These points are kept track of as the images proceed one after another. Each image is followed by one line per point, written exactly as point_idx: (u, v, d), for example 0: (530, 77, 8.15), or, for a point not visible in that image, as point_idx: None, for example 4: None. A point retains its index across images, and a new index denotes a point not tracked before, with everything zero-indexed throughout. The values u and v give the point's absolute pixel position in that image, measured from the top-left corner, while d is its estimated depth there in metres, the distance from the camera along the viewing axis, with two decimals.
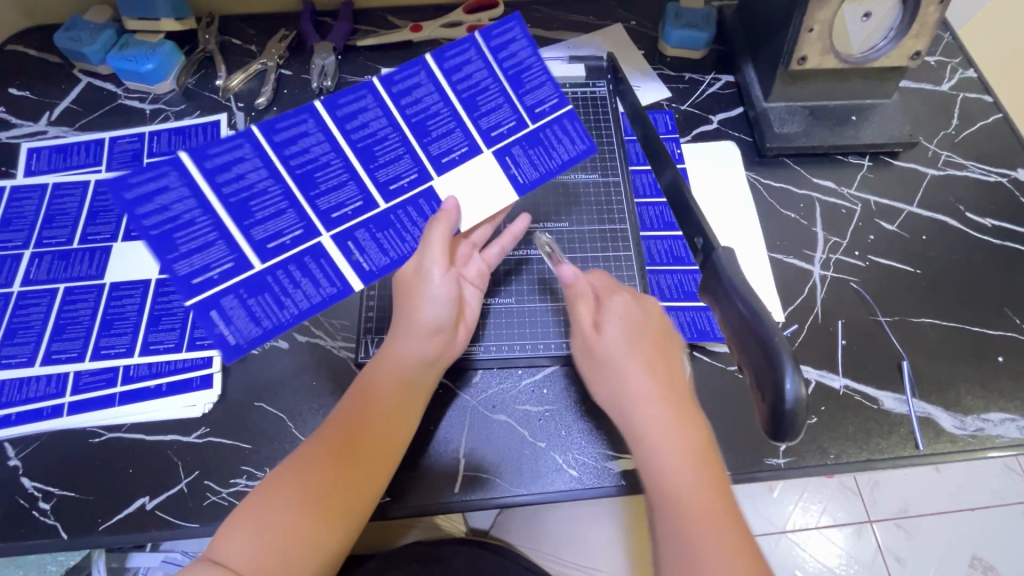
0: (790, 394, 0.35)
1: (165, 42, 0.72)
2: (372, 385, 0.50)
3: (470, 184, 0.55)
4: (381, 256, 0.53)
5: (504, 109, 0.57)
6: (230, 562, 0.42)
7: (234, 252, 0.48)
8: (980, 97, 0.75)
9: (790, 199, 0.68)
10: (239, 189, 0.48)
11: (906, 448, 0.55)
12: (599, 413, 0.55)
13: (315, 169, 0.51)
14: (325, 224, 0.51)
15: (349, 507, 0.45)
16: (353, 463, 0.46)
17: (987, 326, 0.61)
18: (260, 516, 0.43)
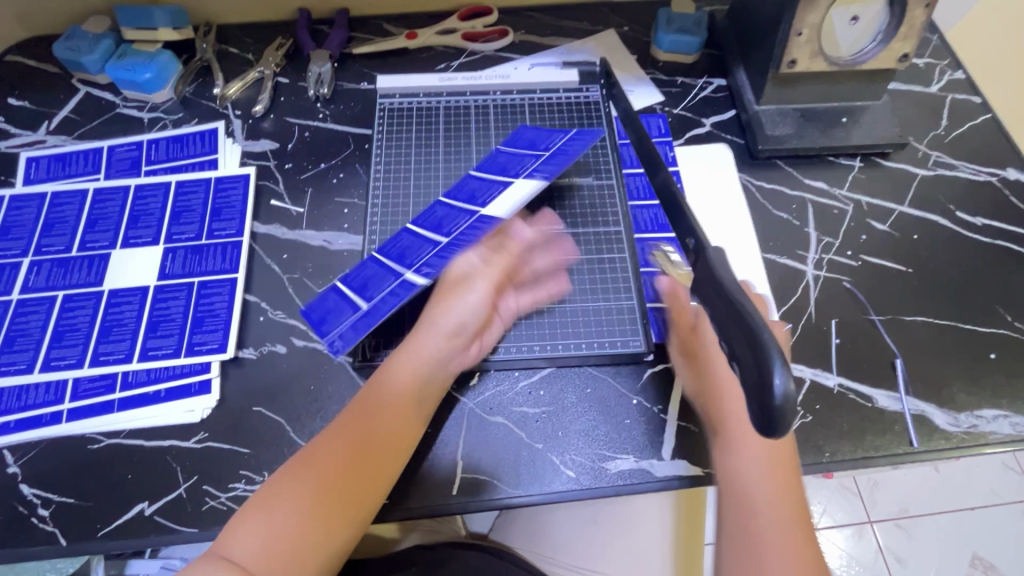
0: (779, 389, 0.34)
1: (163, 52, 0.73)
2: (383, 389, 0.51)
3: (511, 199, 0.58)
4: (440, 265, 0.54)
5: (525, 159, 0.63)
6: (237, 558, 0.43)
7: (352, 308, 0.54)
8: (969, 98, 0.76)
9: (782, 200, 0.69)
10: (357, 279, 0.57)
11: (901, 446, 0.55)
12: (595, 414, 0.56)
13: (405, 249, 0.59)
14: (412, 267, 0.55)
15: (356, 501, 0.46)
16: (360, 467, 0.47)
17: (979, 323, 0.61)
18: (271, 512, 0.44)
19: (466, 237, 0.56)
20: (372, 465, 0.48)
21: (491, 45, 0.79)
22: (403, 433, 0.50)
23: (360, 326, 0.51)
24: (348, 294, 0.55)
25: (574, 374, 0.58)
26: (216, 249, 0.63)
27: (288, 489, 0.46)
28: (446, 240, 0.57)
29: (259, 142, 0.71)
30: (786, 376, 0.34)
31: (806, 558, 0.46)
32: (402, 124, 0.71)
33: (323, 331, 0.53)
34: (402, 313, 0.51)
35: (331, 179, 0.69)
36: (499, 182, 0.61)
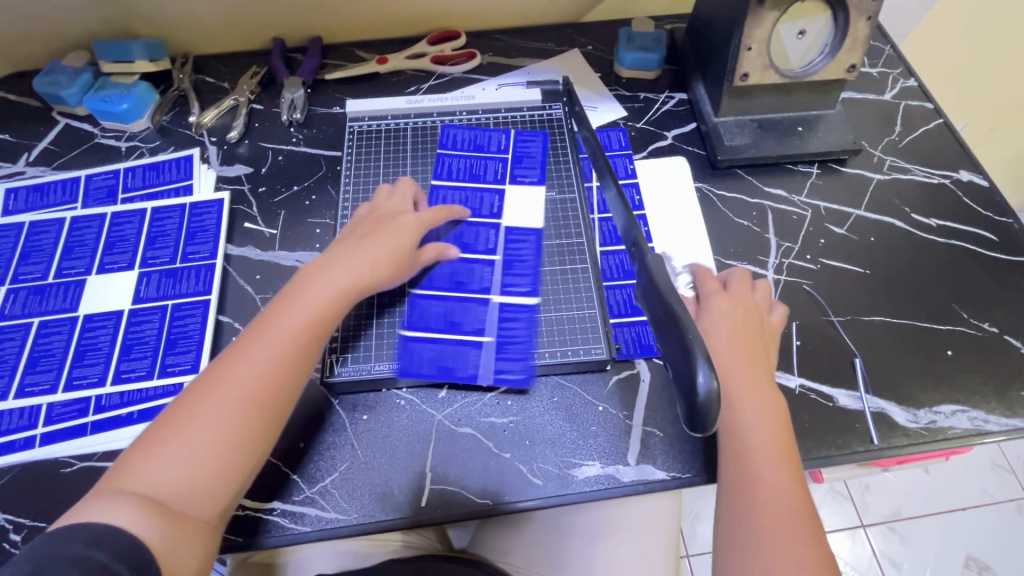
0: (703, 384, 0.41)
1: (140, 83, 0.76)
2: (281, 305, 0.51)
3: (526, 208, 0.67)
4: (524, 279, 0.63)
5: (492, 163, 0.71)
6: (149, 487, 0.42)
7: (475, 345, 0.59)
8: (921, 104, 0.79)
9: (743, 208, 0.71)
10: (441, 320, 0.60)
11: (861, 444, 0.56)
12: (562, 423, 0.57)
13: (454, 277, 0.62)
14: (495, 289, 0.62)
15: (259, 419, 0.46)
16: (275, 373, 0.48)
17: (935, 321, 0.63)
18: (172, 433, 0.44)
19: (520, 248, 0.65)
20: (277, 386, 0.48)
21: (460, 68, 0.82)
22: (306, 358, 0.50)
23: (511, 354, 0.59)
24: (446, 336, 0.59)
25: (541, 384, 0.59)
26: (191, 273, 0.64)
27: (185, 410, 0.45)
28: (501, 256, 0.64)
29: (233, 167, 0.73)
30: (709, 374, 0.41)
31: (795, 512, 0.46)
32: (370, 146, 0.73)
33: (461, 373, 0.58)
34: (527, 328, 0.60)
35: (304, 201, 0.71)
36: (492, 191, 0.69)
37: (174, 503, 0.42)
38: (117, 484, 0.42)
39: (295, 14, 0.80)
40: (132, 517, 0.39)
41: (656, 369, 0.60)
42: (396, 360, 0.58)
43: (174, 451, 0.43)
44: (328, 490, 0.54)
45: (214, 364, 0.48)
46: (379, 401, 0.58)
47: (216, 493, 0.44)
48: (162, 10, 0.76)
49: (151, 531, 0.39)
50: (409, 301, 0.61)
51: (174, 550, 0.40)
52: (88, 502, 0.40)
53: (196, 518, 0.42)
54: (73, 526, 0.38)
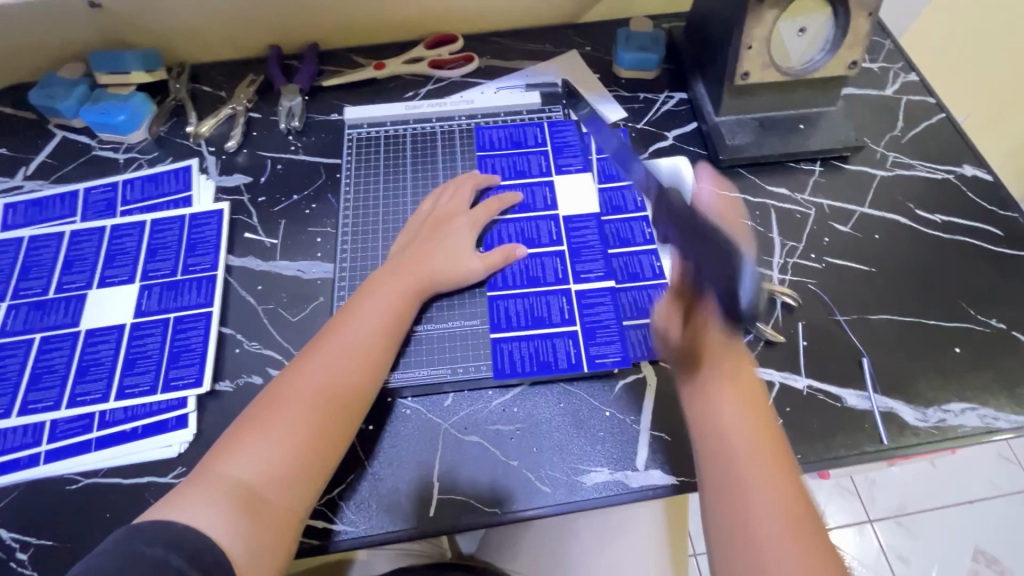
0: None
1: (137, 94, 0.75)
2: (353, 314, 0.57)
3: (581, 194, 0.69)
4: (595, 264, 0.64)
5: (538, 158, 0.72)
6: (241, 479, 0.46)
7: (563, 333, 0.60)
8: (923, 99, 0.79)
9: (745, 207, 0.70)
10: (525, 318, 0.61)
11: (870, 444, 0.56)
12: (570, 429, 0.56)
13: (528, 274, 0.64)
14: (570, 278, 0.63)
15: (333, 425, 0.50)
16: (351, 377, 0.53)
17: (942, 318, 0.63)
18: (258, 433, 0.48)
19: (584, 234, 0.66)
20: (349, 393, 0.52)
21: (458, 72, 0.81)
22: (374, 370, 0.54)
23: (602, 339, 0.60)
24: (533, 332, 0.61)
25: (548, 390, 0.59)
26: (192, 284, 0.64)
27: (269, 412, 0.50)
28: (568, 245, 0.66)
29: (232, 177, 0.73)
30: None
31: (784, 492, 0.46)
32: (370, 154, 0.73)
33: (560, 364, 0.58)
34: (612, 309, 0.61)
35: (304, 210, 0.70)
36: (541, 184, 0.70)
37: (262, 500, 0.46)
38: (214, 476, 0.46)
39: (291, 20, 0.79)
40: (223, 515, 0.44)
41: (663, 372, 0.59)
42: (492, 362, 0.59)
43: (258, 452, 0.48)
44: (336, 502, 0.53)
45: (294, 366, 0.53)
46: (384, 410, 0.57)
47: (297, 493, 0.48)
48: (157, 20, 0.76)
49: (235, 534, 0.44)
50: (486, 303, 0.62)
51: (256, 551, 0.44)
52: (184, 497, 0.45)
53: (277, 519, 0.46)
54: (155, 526, 0.43)
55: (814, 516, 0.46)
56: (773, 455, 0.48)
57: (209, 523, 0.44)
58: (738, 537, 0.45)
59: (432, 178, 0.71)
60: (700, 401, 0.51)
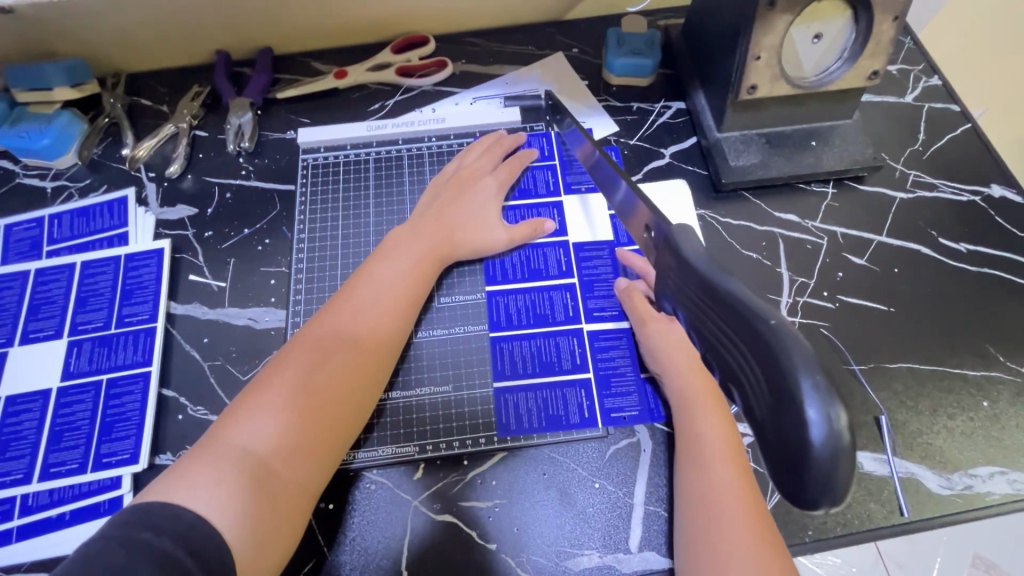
0: (815, 429, 0.26)
1: (62, 113, 0.66)
2: (373, 271, 0.52)
3: (592, 217, 0.62)
4: (610, 301, 0.58)
5: (547, 175, 0.65)
6: (254, 448, 0.40)
7: (575, 382, 0.55)
8: (947, 106, 0.71)
9: (751, 238, 0.63)
10: (532, 363, 0.55)
11: (889, 517, 0.50)
12: (556, 506, 0.50)
13: (535, 312, 0.58)
14: (581, 316, 0.57)
15: (355, 391, 0.46)
16: (379, 335, 0.49)
17: (968, 366, 0.56)
18: (274, 392, 0.43)
19: (596, 265, 0.60)
20: (372, 359, 0.48)
21: (430, 79, 0.72)
22: (399, 327, 0.51)
23: (617, 389, 0.54)
24: (541, 381, 0.55)
25: (529, 459, 0.52)
26: (127, 340, 0.56)
27: (286, 368, 0.44)
28: (579, 278, 0.59)
29: (175, 209, 0.65)
30: (825, 413, 0.26)
31: (750, 511, 0.44)
32: (327, 182, 0.65)
33: (571, 420, 0.53)
34: (627, 353, 0.56)
35: (256, 246, 0.62)
36: (548, 204, 0.63)
37: (276, 475, 0.40)
38: (220, 448, 0.40)
39: (238, 24, 0.70)
40: (231, 495, 0.38)
41: (658, 435, 0.53)
42: (494, 418, 0.53)
43: (273, 414, 0.42)
44: None
45: (306, 325, 0.48)
46: (345, 486, 0.51)
47: (316, 465, 0.43)
48: (82, 27, 0.66)
49: (237, 517, 0.37)
50: (489, 347, 0.56)
51: (260, 541, 0.38)
52: (184, 469, 0.38)
53: (285, 501, 0.41)
54: (160, 509, 0.36)
55: (776, 534, 0.44)
56: (742, 473, 0.46)
57: (212, 501, 0.37)
58: None
59: (399, 206, 0.63)
60: (682, 406, 0.50)
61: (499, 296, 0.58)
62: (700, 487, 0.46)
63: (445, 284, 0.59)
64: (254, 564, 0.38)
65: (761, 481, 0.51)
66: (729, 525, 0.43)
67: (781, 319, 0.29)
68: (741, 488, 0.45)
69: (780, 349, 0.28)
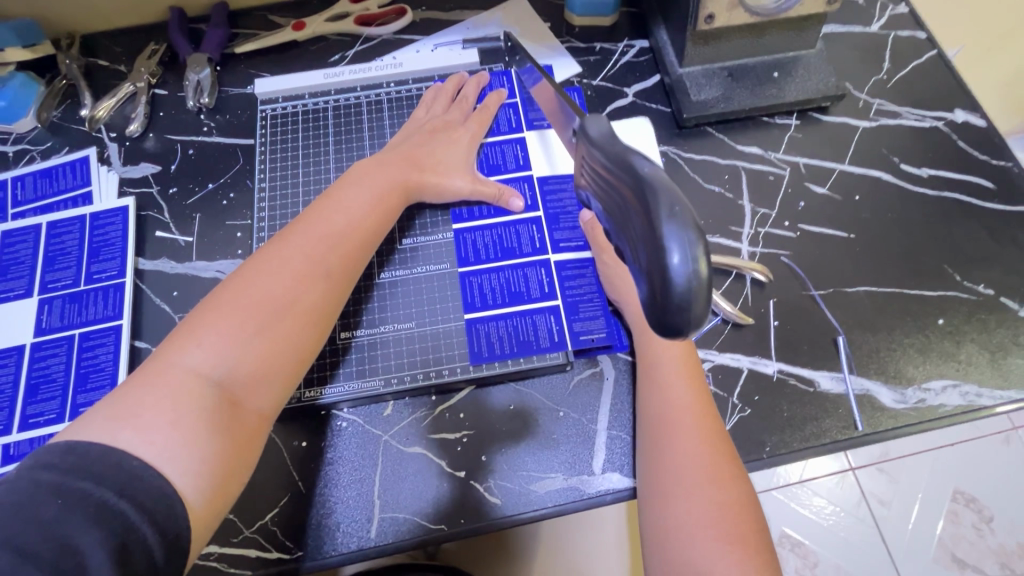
0: (674, 263, 0.28)
1: (17, 75, 0.66)
2: (331, 201, 0.51)
3: (559, 152, 0.63)
4: (575, 232, 0.59)
5: (510, 113, 0.65)
6: (205, 373, 0.40)
7: (544, 310, 0.55)
8: (913, 34, 0.70)
9: (713, 172, 0.63)
10: (502, 294, 0.56)
11: (844, 431, 0.52)
12: (520, 435, 0.52)
13: (503, 247, 0.58)
14: (548, 247, 0.58)
15: (312, 318, 0.46)
16: (339, 268, 0.48)
17: (926, 287, 0.57)
18: (219, 330, 0.42)
19: (560, 198, 0.60)
20: (323, 295, 0.47)
21: (389, 28, 0.71)
22: (357, 259, 0.50)
23: (585, 314, 0.55)
24: (511, 310, 0.55)
25: (497, 391, 0.54)
26: (96, 296, 0.57)
27: (231, 304, 0.43)
28: (544, 211, 0.60)
29: (138, 167, 0.64)
30: (683, 246, 0.27)
31: (705, 426, 0.46)
32: (287, 133, 0.65)
33: (542, 344, 0.54)
34: (595, 281, 0.56)
35: (220, 201, 0.63)
36: (511, 141, 0.63)
37: (230, 399, 0.41)
38: (166, 372, 0.39)
39: None
40: (179, 415, 0.38)
41: (620, 363, 0.54)
42: (467, 349, 0.54)
43: (226, 346, 0.41)
44: (270, 529, 0.49)
45: (259, 253, 0.47)
46: (317, 425, 0.52)
47: (271, 391, 0.43)
48: None
49: (193, 451, 0.37)
50: (458, 283, 0.57)
51: (218, 464, 0.38)
52: (132, 408, 0.37)
53: (243, 434, 0.41)
54: (100, 458, 0.34)
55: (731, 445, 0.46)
56: (699, 389, 0.48)
57: (164, 427, 0.37)
58: (660, 502, 0.44)
59: (362, 152, 0.64)
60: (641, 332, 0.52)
61: (467, 233, 0.59)
62: (657, 405, 0.48)
63: (411, 227, 0.59)
64: (215, 501, 0.38)
65: (720, 403, 0.53)
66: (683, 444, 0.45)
67: (658, 174, 0.31)
68: (697, 402, 0.47)
69: (650, 197, 0.30)
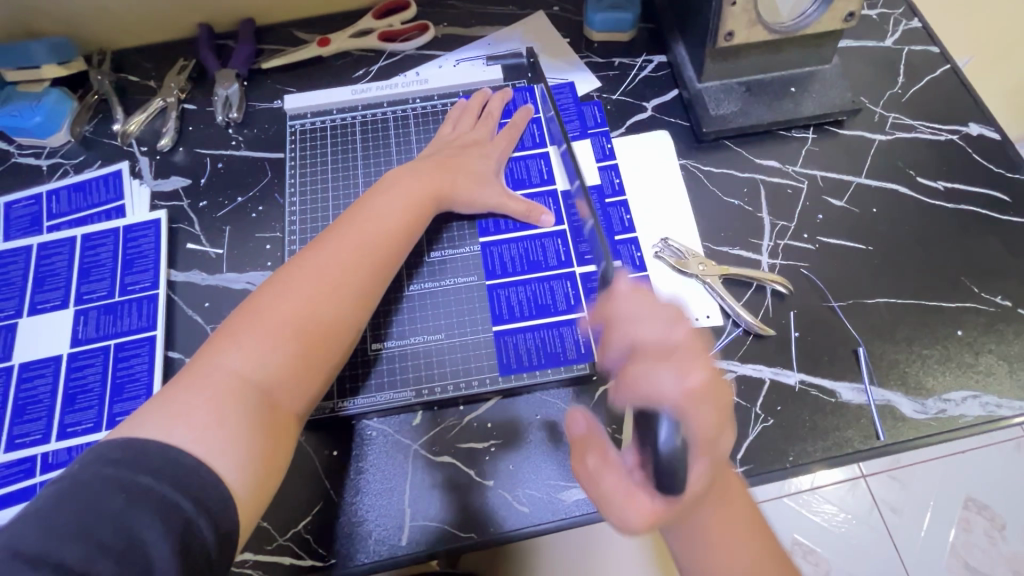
0: None
1: (52, 91, 0.67)
2: (365, 210, 0.52)
3: (582, 166, 0.64)
4: None
5: (533, 128, 0.66)
6: (245, 376, 0.41)
7: (571, 322, 0.56)
8: (927, 48, 0.71)
9: (732, 184, 0.64)
10: (529, 306, 0.57)
11: (866, 441, 0.53)
12: (548, 444, 0.53)
13: (530, 260, 0.59)
14: (573, 260, 0.59)
15: (346, 325, 0.47)
16: (371, 275, 0.49)
17: (944, 299, 0.58)
18: (260, 335, 0.43)
19: (584, 211, 0.61)
20: (357, 304, 0.48)
21: (412, 44, 0.73)
22: (389, 267, 0.51)
23: None
24: (538, 322, 0.57)
25: (525, 401, 0.55)
26: (131, 307, 0.59)
27: (269, 309, 0.44)
28: (569, 225, 0.61)
29: (169, 180, 0.66)
30: None
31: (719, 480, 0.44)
32: (315, 147, 0.66)
33: (569, 355, 0.55)
34: None
35: (250, 213, 0.64)
36: (535, 156, 0.65)
37: (268, 401, 0.42)
38: (210, 374, 0.41)
39: None
40: (221, 416, 0.39)
41: None
42: (495, 360, 0.55)
43: (265, 350, 0.43)
44: (303, 536, 0.50)
45: (295, 259, 0.48)
46: (349, 432, 0.53)
47: (307, 394, 0.44)
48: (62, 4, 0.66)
49: (238, 450, 0.39)
50: (486, 294, 0.58)
51: (264, 462, 0.40)
52: (181, 406, 0.39)
53: (281, 435, 0.42)
54: (158, 452, 0.36)
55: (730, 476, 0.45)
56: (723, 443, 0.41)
57: (210, 427, 0.38)
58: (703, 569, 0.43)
59: (387, 165, 0.65)
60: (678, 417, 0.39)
61: (493, 246, 0.60)
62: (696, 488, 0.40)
63: (438, 240, 0.60)
64: (259, 497, 0.40)
65: (743, 413, 0.54)
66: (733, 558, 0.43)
67: None
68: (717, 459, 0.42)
69: None
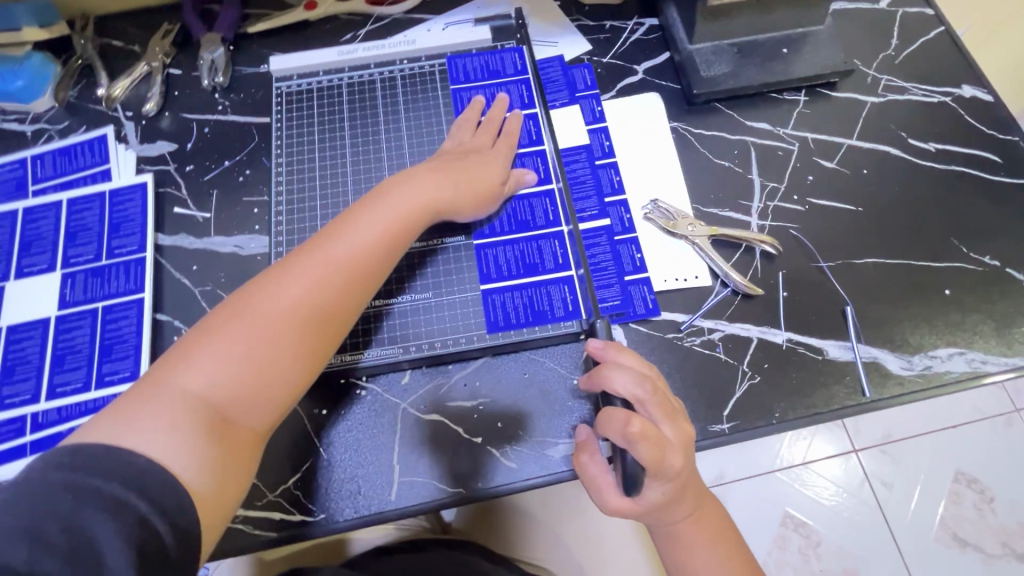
0: None
1: (33, 55, 0.66)
2: (350, 221, 0.48)
3: (571, 127, 0.64)
4: (587, 206, 0.60)
5: (521, 88, 0.65)
6: (199, 393, 0.40)
7: (559, 281, 0.56)
8: (921, 10, 0.70)
9: (723, 147, 0.64)
10: (517, 266, 0.57)
11: (852, 397, 0.53)
12: (535, 402, 0.53)
13: (517, 219, 0.59)
14: (561, 219, 0.59)
15: (313, 348, 0.44)
16: (347, 294, 0.46)
17: (933, 259, 0.58)
18: (222, 351, 0.41)
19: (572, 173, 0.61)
20: (327, 326, 0.45)
21: (400, 7, 0.71)
22: (369, 288, 0.47)
23: (599, 285, 0.56)
24: (525, 281, 0.56)
25: (512, 360, 0.55)
26: (118, 270, 0.58)
27: (235, 326, 0.42)
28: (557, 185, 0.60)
29: (155, 145, 0.65)
30: None
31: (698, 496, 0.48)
32: (302, 110, 0.65)
33: (556, 313, 0.55)
34: (608, 252, 0.58)
35: (237, 177, 0.64)
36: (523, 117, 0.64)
37: (223, 421, 0.40)
38: (167, 386, 0.39)
39: None
40: (172, 433, 0.38)
41: (631, 333, 0.56)
42: (483, 318, 0.55)
43: (224, 368, 0.41)
44: (293, 493, 0.51)
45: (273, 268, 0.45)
46: (338, 393, 0.54)
47: (266, 413, 0.43)
48: None
49: (190, 460, 0.37)
50: (474, 255, 0.58)
51: (218, 479, 0.39)
52: (135, 416, 0.38)
53: (235, 455, 0.41)
54: (103, 461, 0.35)
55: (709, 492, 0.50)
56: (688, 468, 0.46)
57: (162, 442, 0.37)
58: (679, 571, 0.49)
59: (375, 128, 0.64)
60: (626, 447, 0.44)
61: None
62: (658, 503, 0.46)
63: None
64: (219, 505, 0.39)
65: (730, 371, 0.54)
66: (699, 547, 0.48)
67: None
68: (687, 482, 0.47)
69: None
